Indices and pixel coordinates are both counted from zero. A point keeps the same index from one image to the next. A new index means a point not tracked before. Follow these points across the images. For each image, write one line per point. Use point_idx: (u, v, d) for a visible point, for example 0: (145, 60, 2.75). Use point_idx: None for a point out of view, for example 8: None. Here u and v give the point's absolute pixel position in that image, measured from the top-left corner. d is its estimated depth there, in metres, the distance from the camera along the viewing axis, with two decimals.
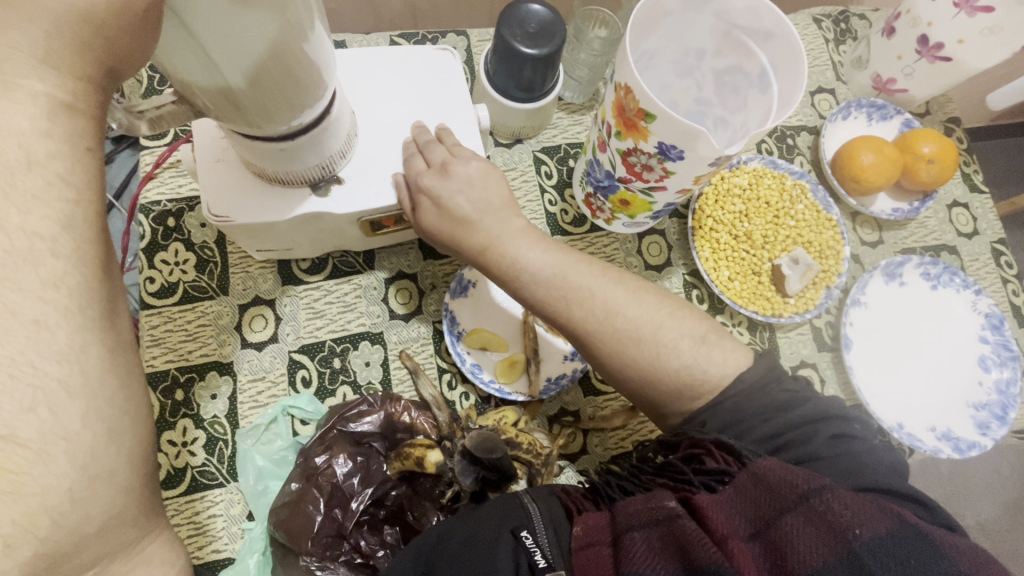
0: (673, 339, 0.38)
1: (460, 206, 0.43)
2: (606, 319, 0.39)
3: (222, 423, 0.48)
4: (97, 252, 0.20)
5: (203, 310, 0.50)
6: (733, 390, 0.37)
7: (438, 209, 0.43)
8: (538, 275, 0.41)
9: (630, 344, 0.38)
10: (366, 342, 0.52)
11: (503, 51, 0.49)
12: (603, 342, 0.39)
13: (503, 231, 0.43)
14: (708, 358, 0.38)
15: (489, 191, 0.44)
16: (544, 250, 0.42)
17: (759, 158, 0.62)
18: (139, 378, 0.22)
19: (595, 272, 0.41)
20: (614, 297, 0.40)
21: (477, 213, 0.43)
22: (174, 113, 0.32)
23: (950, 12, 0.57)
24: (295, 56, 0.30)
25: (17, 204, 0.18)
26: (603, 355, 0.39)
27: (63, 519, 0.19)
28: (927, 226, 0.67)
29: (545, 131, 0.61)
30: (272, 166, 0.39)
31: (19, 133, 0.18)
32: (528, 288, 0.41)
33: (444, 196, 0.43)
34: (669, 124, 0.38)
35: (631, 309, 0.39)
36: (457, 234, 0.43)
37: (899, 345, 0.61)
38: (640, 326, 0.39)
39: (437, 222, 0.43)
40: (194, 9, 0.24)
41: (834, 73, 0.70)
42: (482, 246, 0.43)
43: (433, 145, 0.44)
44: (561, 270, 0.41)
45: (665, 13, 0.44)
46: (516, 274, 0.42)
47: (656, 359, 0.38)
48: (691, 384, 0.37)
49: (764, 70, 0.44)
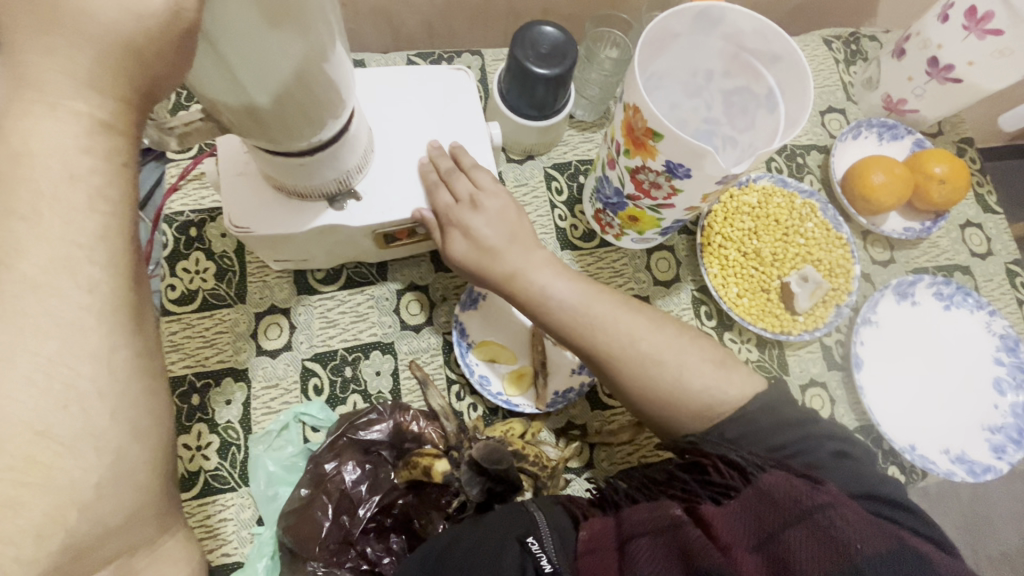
0: (695, 362, 0.39)
1: (488, 237, 0.45)
2: (629, 344, 0.39)
3: (236, 428, 0.49)
4: (129, 260, 0.21)
5: (222, 317, 0.52)
6: (749, 410, 0.36)
7: (468, 240, 0.46)
8: (565, 302, 0.42)
9: (650, 365, 0.39)
10: (377, 352, 0.53)
11: (516, 71, 0.51)
12: (621, 360, 0.39)
13: (529, 261, 0.44)
14: (729, 382, 0.38)
15: (514, 224, 0.47)
16: (569, 281, 0.43)
17: (769, 177, 0.63)
18: (161, 379, 0.23)
19: (615, 301, 0.42)
20: (632, 325, 0.40)
21: (504, 244, 0.45)
22: (202, 129, 0.34)
23: (961, 35, 0.58)
24: (317, 76, 0.32)
25: (59, 215, 0.19)
26: (624, 378, 0.39)
27: (89, 513, 0.20)
28: (940, 246, 0.67)
29: (556, 148, 0.63)
30: (291, 180, 0.41)
31: (64, 151, 0.20)
32: (553, 315, 0.42)
33: (473, 228, 0.45)
34: (676, 143, 0.39)
35: (648, 338, 0.40)
36: (484, 262, 0.45)
37: (911, 365, 0.60)
38: (660, 350, 0.39)
39: (466, 252, 0.46)
40: (224, 35, 0.25)
41: (844, 93, 0.71)
42: (509, 272, 0.44)
43: (457, 175, 0.46)
44: (585, 299, 0.42)
45: (674, 36, 0.45)
46: (541, 302, 0.43)
47: (677, 383, 0.38)
48: (716, 410, 0.37)
49: (771, 91, 0.45)
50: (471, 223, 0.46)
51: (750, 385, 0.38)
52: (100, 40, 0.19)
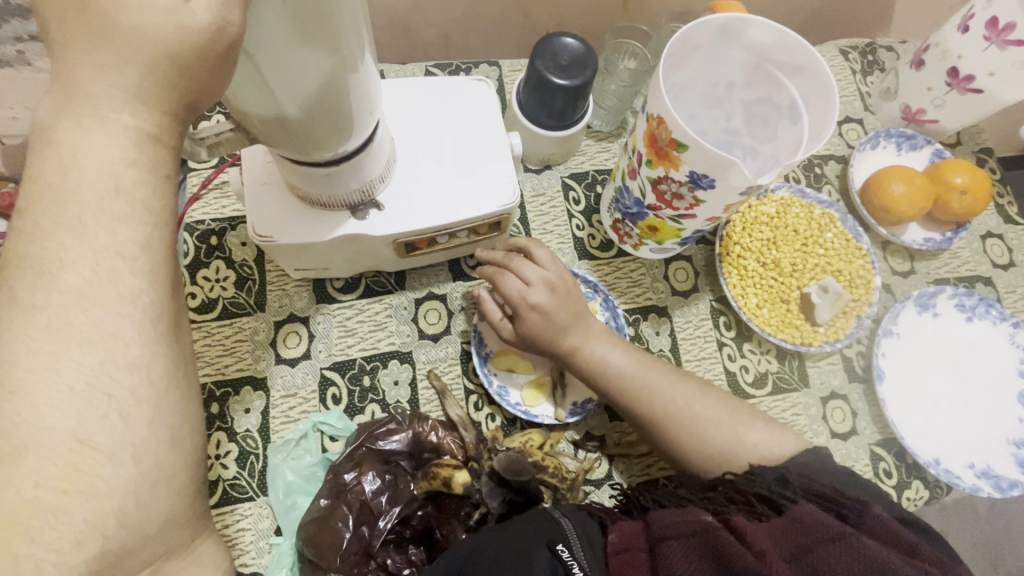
0: (746, 420, 0.40)
1: (560, 317, 0.44)
2: (684, 407, 0.41)
3: (254, 437, 0.49)
4: (169, 269, 0.21)
5: (241, 325, 0.52)
6: (801, 457, 0.37)
7: (539, 318, 0.44)
8: (622, 369, 0.43)
9: (709, 428, 0.40)
10: (395, 361, 0.52)
11: (536, 82, 0.51)
12: (681, 426, 0.40)
13: (591, 334, 0.45)
14: (782, 436, 0.39)
15: (580, 304, 0.45)
16: (624, 351, 0.44)
17: (787, 187, 0.63)
18: (196, 388, 0.23)
19: (670, 373, 0.43)
20: (684, 391, 0.42)
21: (573, 321, 0.44)
22: (231, 139, 0.34)
23: (981, 45, 0.57)
24: (345, 86, 0.32)
25: (105, 226, 0.20)
26: (683, 445, 0.40)
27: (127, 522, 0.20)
28: (961, 257, 0.66)
29: (573, 158, 0.63)
30: (316, 191, 0.41)
31: (111, 163, 0.20)
32: (612, 381, 0.43)
33: (547, 308, 0.44)
34: (701, 154, 0.39)
35: (702, 402, 0.41)
36: (553, 339, 0.44)
37: (933, 377, 0.59)
38: (715, 412, 0.40)
39: (538, 331, 0.45)
40: (261, 47, 0.25)
41: (861, 103, 0.70)
42: (573, 347, 0.44)
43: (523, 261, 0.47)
44: (640, 367, 0.43)
45: (696, 47, 0.45)
46: (600, 370, 0.44)
47: (734, 439, 0.39)
48: (768, 459, 0.38)
49: (794, 102, 0.45)
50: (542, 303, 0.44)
51: (800, 440, 0.39)
52: (145, 53, 0.20)
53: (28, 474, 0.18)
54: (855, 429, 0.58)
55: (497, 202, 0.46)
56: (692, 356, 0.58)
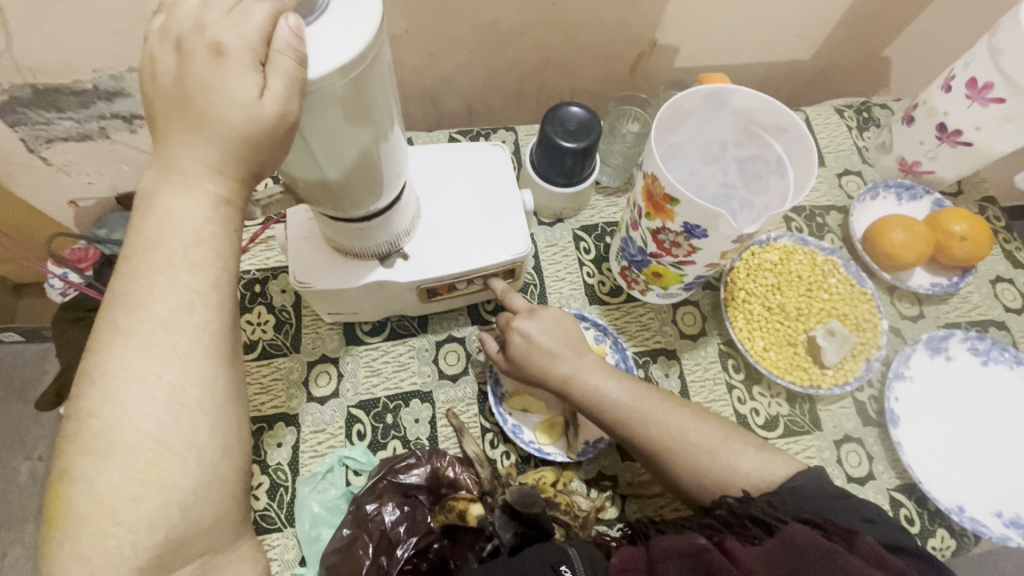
0: (739, 446, 0.41)
1: (546, 341, 0.47)
2: (679, 436, 0.42)
3: (285, 470, 0.52)
4: (233, 304, 0.26)
5: (278, 365, 0.57)
6: (793, 482, 0.38)
7: (527, 341, 0.48)
8: (617, 400, 0.45)
9: (704, 456, 0.41)
10: (416, 400, 0.56)
11: (546, 145, 0.57)
12: (676, 453, 0.42)
13: (583, 362, 0.47)
14: (774, 462, 0.40)
15: (569, 331, 0.49)
16: (620, 380, 0.46)
17: (788, 235, 0.66)
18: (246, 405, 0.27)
19: (664, 399, 0.45)
20: (678, 418, 0.43)
21: (561, 347, 0.47)
22: (280, 200, 0.40)
23: (964, 103, 0.61)
24: (378, 155, 0.37)
25: (188, 268, 0.25)
26: (675, 467, 0.42)
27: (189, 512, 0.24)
28: (971, 301, 0.67)
29: (583, 212, 0.68)
30: (349, 243, 0.46)
31: (196, 219, 0.25)
32: (608, 411, 0.45)
33: (532, 333, 0.48)
34: (691, 207, 0.43)
35: (696, 429, 0.42)
36: (543, 365, 0.47)
37: (952, 422, 0.59)
38: (709, 440, 0.42)
39: (526, 356, 0.48)
40: (313, 129, 0.31)
41: (859, 157, 0.74)
42: (565, 375, 0.46)
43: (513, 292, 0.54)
44: (636, 396, 0.45)
45: (688, 112, 0.49)
46: (595, 400, 0.45)
47: (728, 467, 0.40)
48: (763, 487, 0.39)
49: (780, 158, 0.49)
50: (528, 328, 0.48)
51: (795, 463, 0.40)
52: (226, 136, 0.25)
53: (118, 466, 0.23)
54: (871, 473, 0.58)
55: (511, 251, 0.51)
56: (702, 398, 0.59)
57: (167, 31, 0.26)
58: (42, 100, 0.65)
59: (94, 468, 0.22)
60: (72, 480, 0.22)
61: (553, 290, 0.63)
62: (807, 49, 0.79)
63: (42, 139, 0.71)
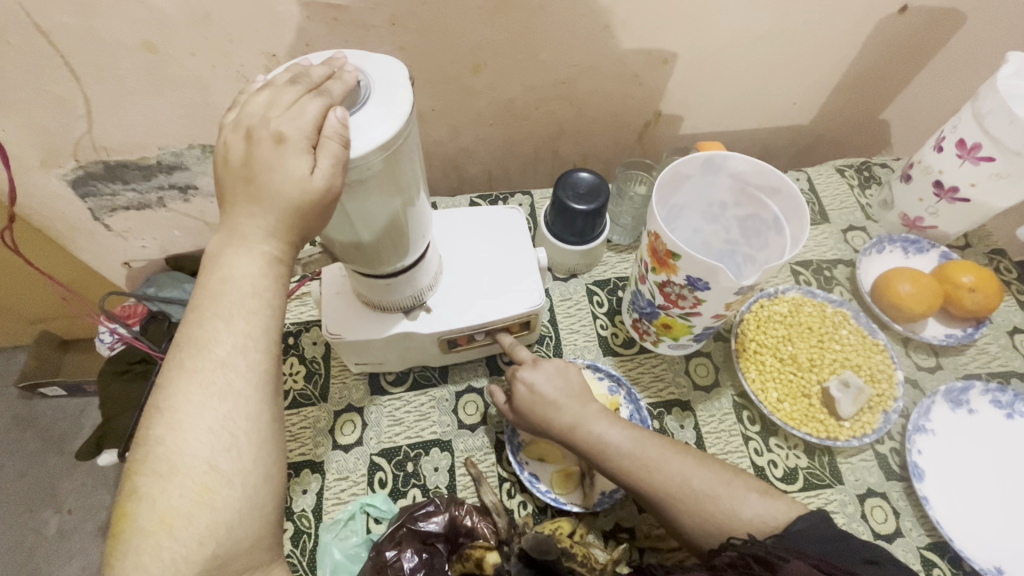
0: (740, 491, 0.42)
1: (550, 391, 0.50)
2: (681, 481, 0.43)
3: (308, 517, 0.54)
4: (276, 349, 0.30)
5: (306, 414, 0.60)
6: (792, 527, 0.39)
7: (530, 392, 0.50)
8: (621, 446, 0.46)
9: (705, 501, 0.42)
10: (436, 449, 0.58)
11: (559, 207, 0.62)
12: (679, 498, 0.43)
13: (586, 410, 0.49)
14: (775, 507, 0.41)
15: (575, 381, 0.51)
16: (621, 427, 0.47)
17: (797, 288, 0.68)
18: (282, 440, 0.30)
19: (666, 444, 0.46)
20: (681, 463, 0.45)
21: (564, 398, 0.49)
22: (319, 259, 0.45)
23: (957, 162, 0.64)
24: (406, 219, 0.42)
25: (240, 316, 0.29)
26: (681, 513, 0.43)
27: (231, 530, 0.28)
28: (990, 352, 0.67)
29: (596, 268, 0.71)
30: (377, 297, 0.51)
31: (247, 276, 0.30)
32: (611, 459, 0.46)
33: (535, 383, 0.50)
34: (692, 262, 0.47)
35: (698, 474, 0.44)
36: (548, 416, 0.49)
37: (981, 477, 0.57)
38: (711, 484, 0.43)
39: (529, 403, 0.50)
40: (352, 199, 0.36)
41: (863, 213, 0.77)
42: (570, 422, 0.48)
43: (518, 346, 0.56)
44: (638, 442, 0.46)
45: (687, 177, 0.54)
46: (599, 449, 0.47)
47: (730, 512, 0.41)
48: (764, 531, 0.40)
49: (777, 217, 0.52)
50: (533, 378, 0.51)
51: (796, 508, 0.41)
52: (270, 205, 0.30)
53: (177, 489, 0.26)
54: (899, 530, 0.56)
55: (525, 304, 0.54)
56: (718, 449, 0.59)
57: (239, 123, 0.32)
58: (111, 174, 0.74)
59: (157, 490, 0.26)
60: (139, 499, 0.26)
61: (568, 342, 0.66)
62: (805, 115, 0.84)
63: (107, 207, 0.80)
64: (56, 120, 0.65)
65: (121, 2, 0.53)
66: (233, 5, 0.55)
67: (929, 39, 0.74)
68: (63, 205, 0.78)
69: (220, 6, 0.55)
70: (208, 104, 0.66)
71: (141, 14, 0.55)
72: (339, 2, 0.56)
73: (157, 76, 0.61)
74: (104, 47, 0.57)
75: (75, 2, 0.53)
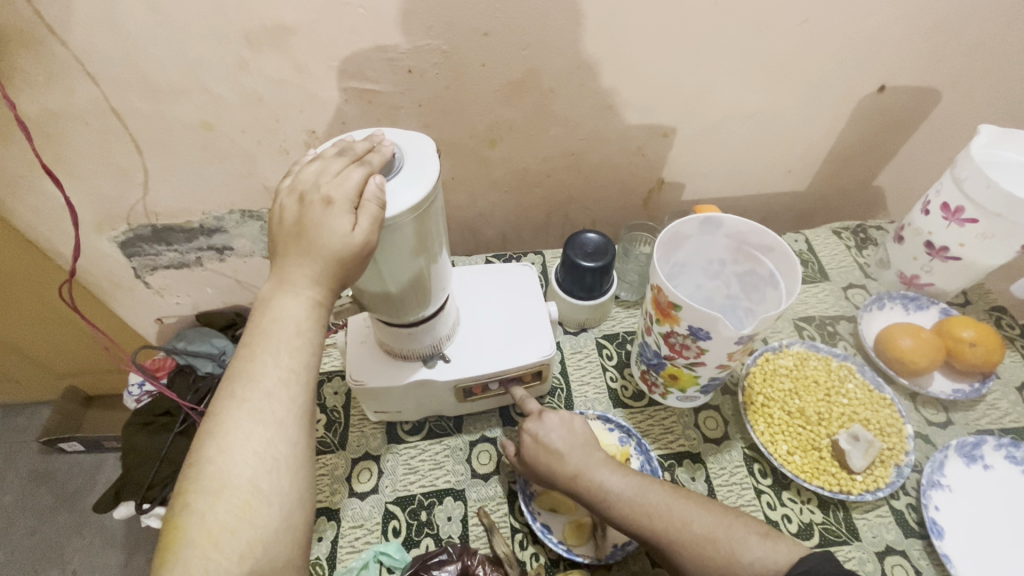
0: (741, 535, 0.43)
1: (555, 441, 0.52)
2: (682, 527, 0.44)
3: (322, 565, 0.55)
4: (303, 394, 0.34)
5: (325, 462, 0.62)
6: (794, 571, 0.40)
7: (537, 442, 0.53)
8: (622, 494, 0.48)
9: (707, 546, 0.43)
10: (450, 498, 0.59)
11: (569, 264, 0.66)
12: (681, 545, 0.44)
13: (589, 460, 0.50)
14: (776, 551, 0.42)
15: (580, 432, 0.53)
16: (623, 475, 0.49)
17: (800, 342, 0.70)
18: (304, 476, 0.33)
19: (668, 491, 0.48)
20: (682, 509, 0.46)
21: (568, 447, 0.51)
22: (348, 308, 0.50)
23: (944, 224, 0.68)
24: (430, 274, 0.47)
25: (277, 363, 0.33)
26: (684, 560, 0.43)
27: (265, 545, 0.31)
28: (1000, 407, 0.67)
29: (605, 322, 0.75)
30: (398, 345, 0.54)
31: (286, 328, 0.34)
32: (614, 507, 0.47)
33: (541, 433, 0.53)
34: (692, 312, 0.50)
35: (700, 520, 0.45)
36: (552, 462, 0.51)
37: (1000, 534, 0.56)
38: (711, 529, 0.44)
39: (535, 452, 0.52)
40: (384, 256, 0.41)
41: (862, 272, 0.81)
42: (574, 471, 0.50)
43: (528, 398, 0.59)
44: (639, 490, 0.48)
45: (686, 236, 0.58)
46: (601, 497, 0.48)
47: (730, 556, 0.42)
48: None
49: (772, 272, 0.56)
50: (539, 427, 0.53)
51: (797, 552, 0.42)
52: (310, 261, 0.35)
53: (223, 505, 0.31)
54: None
55: (537, 355, 0.58)
56: (731, 502, 0.59)
57: (293, 189, 0.37)
58: (157, 236, 0.81)
59: (206, 505, 0.31)
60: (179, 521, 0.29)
61: (578, 394, 0.68)
62: (800, 183, 0.90)
63: (149, 267, 0.86)
64: (115, 188, 0.73)
65: (187, 91, 0.62)
66: (282, 91, 0.63)
67: (911, 114, 0.80)
68: (111, 264, 0.85)
69: (272, 91, 0.63)
70: (252, 174, 0.73)
71: (203, 98, 0.63)
72: (373, 87, 0.64)
73: (210, 149, 0.69)
74: (168, 126, 0.66)
75: (148, 90, 0.61)
